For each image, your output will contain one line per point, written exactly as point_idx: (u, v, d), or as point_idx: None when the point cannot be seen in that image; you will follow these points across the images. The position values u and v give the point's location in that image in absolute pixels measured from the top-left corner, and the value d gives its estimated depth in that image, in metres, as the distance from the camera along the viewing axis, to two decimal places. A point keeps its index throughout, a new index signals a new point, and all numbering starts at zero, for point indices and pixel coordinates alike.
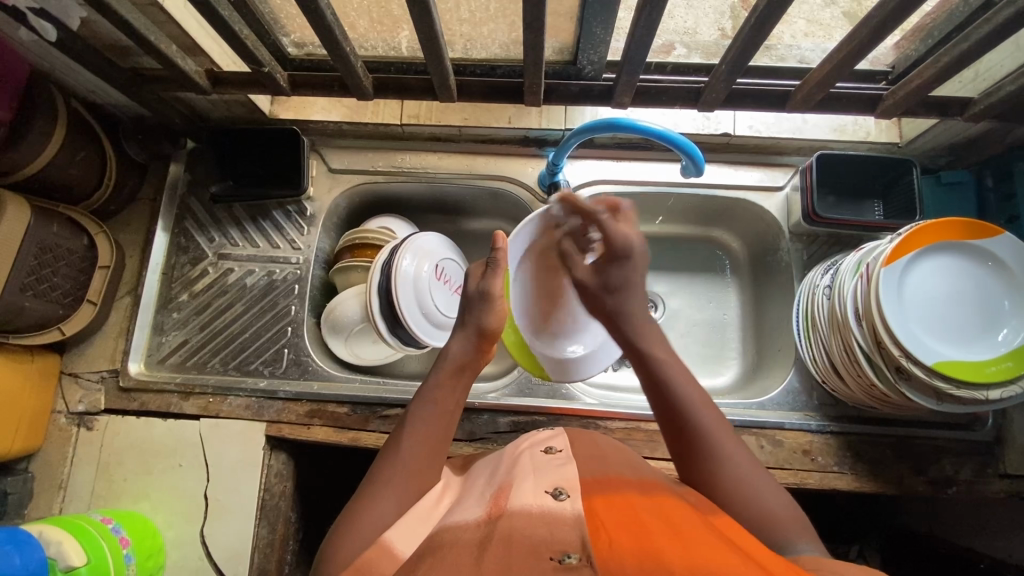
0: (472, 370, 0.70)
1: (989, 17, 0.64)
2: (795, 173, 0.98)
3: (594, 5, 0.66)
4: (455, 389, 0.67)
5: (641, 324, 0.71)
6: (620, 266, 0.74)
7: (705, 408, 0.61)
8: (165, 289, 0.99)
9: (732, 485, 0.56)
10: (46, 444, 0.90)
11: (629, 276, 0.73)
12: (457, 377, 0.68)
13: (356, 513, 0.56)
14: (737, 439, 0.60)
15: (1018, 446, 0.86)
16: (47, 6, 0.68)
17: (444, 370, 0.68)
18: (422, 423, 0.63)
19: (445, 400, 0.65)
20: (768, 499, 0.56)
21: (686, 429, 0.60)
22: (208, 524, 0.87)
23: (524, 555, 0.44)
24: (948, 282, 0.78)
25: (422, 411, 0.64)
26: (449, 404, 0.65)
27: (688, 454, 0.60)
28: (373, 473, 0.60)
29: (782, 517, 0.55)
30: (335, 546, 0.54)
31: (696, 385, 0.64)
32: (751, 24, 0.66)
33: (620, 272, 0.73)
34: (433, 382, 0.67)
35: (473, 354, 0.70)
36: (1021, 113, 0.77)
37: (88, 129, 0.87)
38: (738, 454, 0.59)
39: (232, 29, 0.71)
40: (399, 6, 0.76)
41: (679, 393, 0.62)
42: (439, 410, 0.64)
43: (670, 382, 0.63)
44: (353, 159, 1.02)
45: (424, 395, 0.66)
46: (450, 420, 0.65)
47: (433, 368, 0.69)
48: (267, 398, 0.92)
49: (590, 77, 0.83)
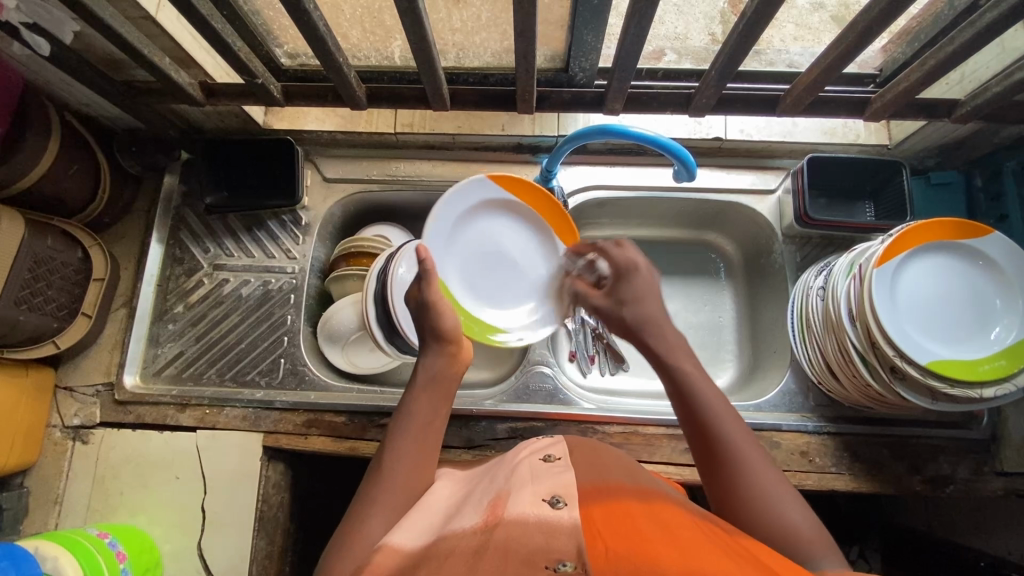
0: (448, 379, 0.69)
1: (974, 20, 0.65)
2: (786, 176, 0.99)
3: (584, 13, 0.66)
4: (433, 401, 0.67)
5: (669, 329, 0.67)
6: (630, 278, 0.70)
7: (729, 418, 0.60)
8: (160, 301, 0.99)
9: (755, 499, 0.56)
10: (41, 459, 0.90)
11: (643, 289, 0.69)
12: (432, 390, 0.67)
13: (348, 531, 0.56)
14: (762, 450, 0.59)
15: (1014, 443, 0.87)
16: (40, 21, 0.68)
17: (419, 386, 0.67)
18: (404, 444, 0.63)
19: (423, 413, 0.65)
20: (793, 514, 0.55)
21: (708, 437, 0.59)
22: (206, 537, 0.86)
23: (519, 565, 0.44)
24: (941, 282, 0.78)
25: (401, 428, 0.64)
26: (429, 416, 0.66)
27: (711, 464, 0.59)
28: (363, 491, 0.60)
29: (808, 534, 0.54)
30: (330, 561, 0.54)
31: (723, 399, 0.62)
32: (739, 31, 0.66)
33: (634, 282, 0.69)
34: (411, 395, 0.67)
35: (447, 364, 0.69)
36: (1007, 115, 0.78)
37: (82, 142, 0.87)
38: (762, 466, 0.57)
39: (227, 42, 0.71)
40: (391, 17, 0.77)
41: (705, 412, 0.60)
42: (420, 424, 0.65)
43: (693, 391, 0.62)
44: (347, 168, 1.02)
45: (402, 412, 0.66)
46: (433, 432, 0.65)
47: (407, 384, 0.68)
48: (264, 408, 0.91)
49: (582, 84, 0.84)
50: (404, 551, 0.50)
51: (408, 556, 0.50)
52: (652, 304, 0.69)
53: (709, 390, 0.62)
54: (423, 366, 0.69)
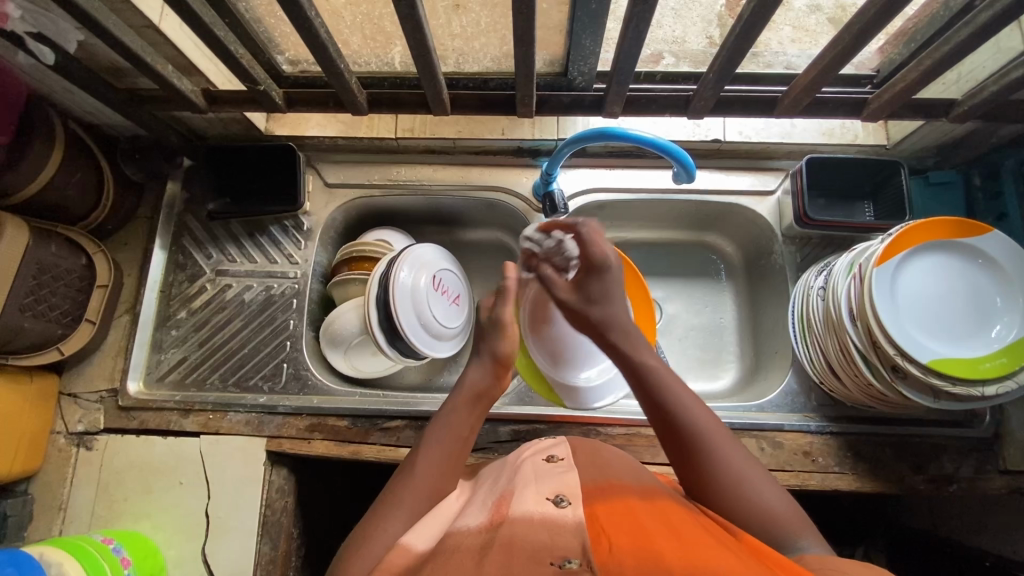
0: (488, 396, 0.69)
1: (970, 20, 0.66)
2: (785, 177, 0.99)
3: (582, 17, 0.67)
4: (470, 415, 0.67)
5: (630, 330, 0.67)
6: (603, 275, 0.67)
7: (697, 409, 0.61)
8: (163, 307, 0.99)
9: (731, 485, 0.57)
10: (45, 465, 0.90)
11: (607, 288, 0.67)
12: (474, 404, 0.68)
13: (366, 526, 0.57)
14: (731, 436, 0.61)
15: (1017, 441, 0.87)
16: (45, 30, 0.69)
17: (462, 397, 0.68)
18: (436, 450, 0.63)
19: (459, 427, 0.66)
20: (767, 496, 0.57)
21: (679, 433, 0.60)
22: (210, 542, 0.86)
23: (525, 562, 0.44)
24: (939, 280, 0.79)
25: (437, 438, 0.64)
26: (465, 431, 0.66)
27: (684, 462, 0.60)
28: (387, 491, 0.61)
29: (785, 514, 0.56)
30: (346, 557, 0.55)
31: (691, 394, 0.63)
32: (737, 33, 0.67)
33: (600, 282, 0.67)
34: (449, 409, 0.67)
35: (491, 380, 0.69)
36: (1004, 114, 0.78)
37: (86, 150, 0.88)
38: (732, 450, 0.59)
39: (229, 49, 0.72)
40: (391, 23, 0.77)
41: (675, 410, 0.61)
42: (456, 434, 0.65)
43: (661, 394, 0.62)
44: (348, 173, 1.03)
45: (439, 422, 0.66)
46: (465, 445, 0.66)
47: (450, 394, 0.69)
48: (268, 413, 0.91)
49: (581, 87, 0.84)
50: (414, 552, 0.51)
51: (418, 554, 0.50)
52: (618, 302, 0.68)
53: (680, 386, 0.62)
54: (466, 380, 0.69)
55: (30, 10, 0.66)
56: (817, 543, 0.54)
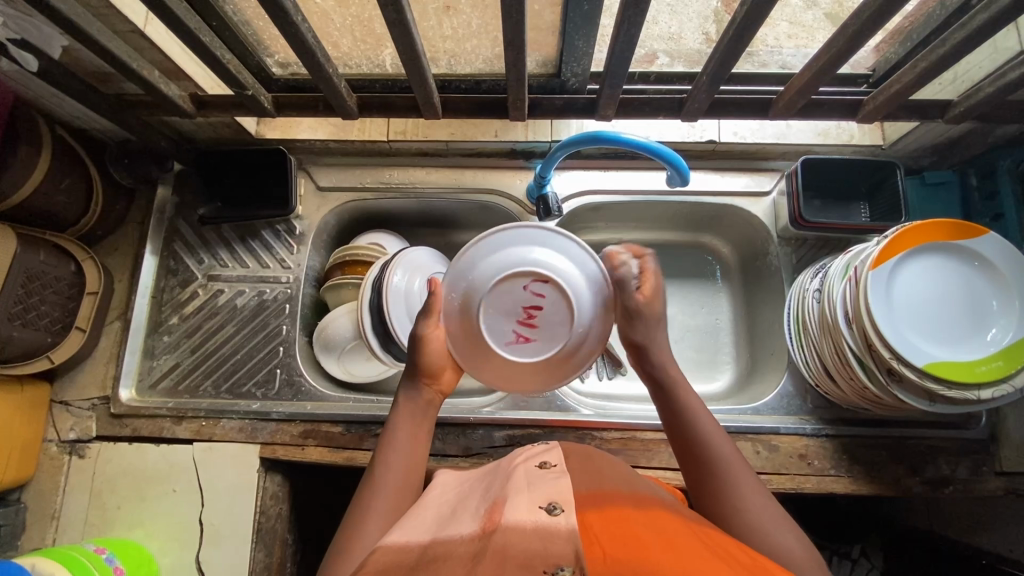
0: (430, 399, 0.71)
1: (965, 23, 0.65)
2: (780, 178, 0.98)
3: (575, 19, 0.66)
4: (415, 422, 0.68)
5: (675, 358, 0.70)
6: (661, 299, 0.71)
7: (723, 443, 0.63)
8: (155, 314, 0.98)
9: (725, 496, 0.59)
10: (38, 474, 0.89)
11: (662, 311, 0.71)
12: (415, 412, 0.69)
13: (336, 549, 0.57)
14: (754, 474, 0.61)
15: (1012, 442, 0.86)
16: (28, 37, 0.68)
17: (402, 407, 0.69)
18: (388, 464, 0.64)
19: (410, 431, 0.68)
20: (788, 541, 0.55)
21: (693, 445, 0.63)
22: (204, 549, 0.86)
23: (517, 570, 0.43)
24: (935, 284, 0.78)
25: (386, 451, 0.66)
26: (412, 436, 0.68)
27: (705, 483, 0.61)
28: (351, 508, 0.62)
29: (799, 556, 0.53)
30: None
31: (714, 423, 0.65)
32: (730, 35, 0.66)
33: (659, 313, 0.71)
34: (394, 420, 0.69)
35: (427, 387, 0.71)
36: (1000, 115, 0.78)
37: (74, 155, 0.87)
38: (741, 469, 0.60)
39: (215, 54, 0.71)
40: (381, 25, 0.76)
41: (698, 435, 0.63)
42: (405, 445, 0.66)
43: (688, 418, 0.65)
44: (341, 176, 1.02)
45: (388, 433, 0.68)
46: (419, 449, 0.67)
47: (392, 406, 0.70)
48: (261, 420, 0.91)
49: (574, 89, 0.84)
50: (404, 554, 0.50)
51: (410, 556, 0.49)
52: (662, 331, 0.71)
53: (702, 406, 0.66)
54: (407, 389, 0.71)
55: (13, 16, 0.65)
56: None
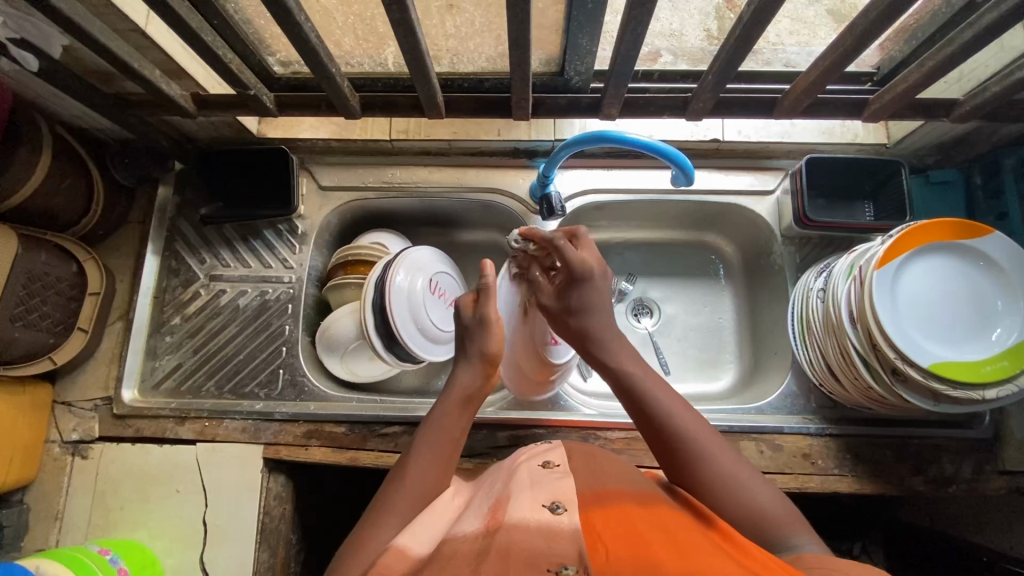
0: (477, 397, 0.71)
1: (973, 21, 0.65)
2: (784, 177, 0.98)
3: (579, 17, 0.66)
4: (461, 417, 0.69)
5: (621, 340, 0.70)
6: (589, 283, 0.72)
7: (683, 414, 0.63)
8: (157, 314, 0.98)
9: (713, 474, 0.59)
10: (41, 474, 0.89)
11: (598, 291, 0.72)
12: (464, 407, 0.69)
13: (364, 530, 0.57)
14: (719, 438, 0.63)
15: (1016, 441, 0.86)
16: (28, 36, 0.68)
17: (451, 400, 0.70)
18: (430, 452, 0.64)
19: (451, 427, 0.67)
20: (761, 497, 0.58)
21: (663, 438, 0.63)
22: (208, 550, 0.86)
23: (522, 566, 0.43)
24: (940, 283, 0.78)
25: (430, 439, 0.66)
26: (456, 431, 0.67)
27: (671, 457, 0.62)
28: (383, 494, 0.62)
29: (777, 513, 0.56)
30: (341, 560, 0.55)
31: (677, 397, 0.66)
32: (736, 34, 0.66)
33: (585, 288, 0.72)
34: (441, 410, 0.69)
35: (480, 381, 0.72)
36: (1006, 114, 0.77)
37: (75, 155, 0.87)
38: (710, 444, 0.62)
39: (217, 53, 0.70)
40: (384, 24, 0.76)
41: (661, 413, 0.63)
42: (448, 437, 0.67)
43: (648, 397, 0.65)
44: (343, 175, 1.01)
45: (432, 423, 0.68)
46: (455, 443, 0.67)
47: (439, 397, 0.71)
48: (264, 420, 0.91)
49: (578, 88, 0.83)
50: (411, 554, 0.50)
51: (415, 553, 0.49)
52: (603, 312, 0.72)
53: (664, 394, 0.65)
54: (456, 384, 0.71)
55: (12, 15, 0.64)
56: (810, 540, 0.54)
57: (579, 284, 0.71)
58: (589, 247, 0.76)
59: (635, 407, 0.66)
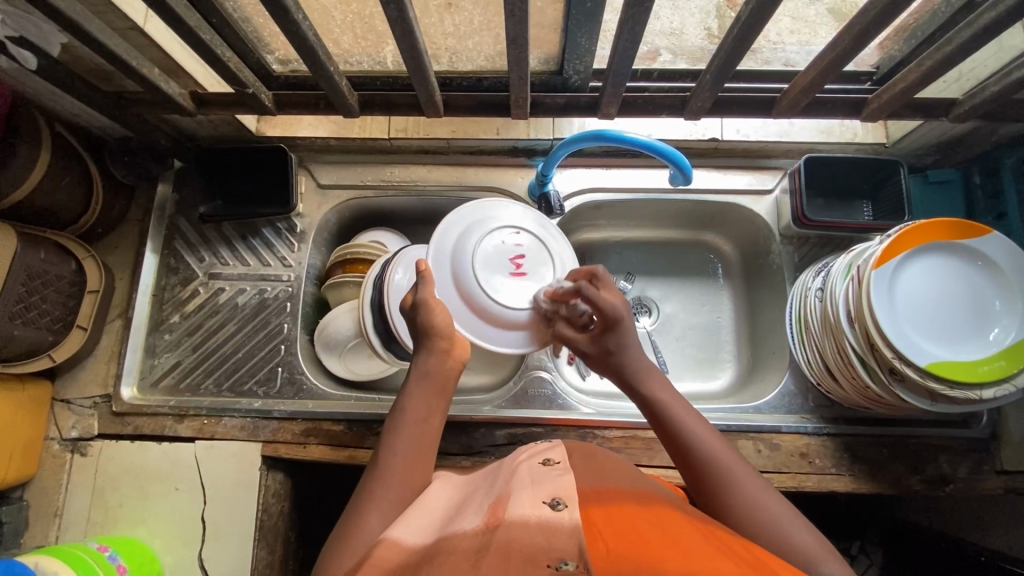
0: (444, 375, 0.69)
1: (972, 21, 0.65)
2: (783, 176, 0.98)
3: (577, 16, 0.66)
4: (427, 397, 0.67)
5: (651, 373, 0.69)
6: (621, 326, 0.70)
7: (711, 440, 0.62)
8: (156, 311, 0.98)
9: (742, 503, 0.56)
10: (40, 471, 0.89)
11: (628, 330, 0.70)
12: (428, 387, 0.68)
13: (347, 525, 0.57)
14: (748, 466, 0.60)
15: (1013, 441, 0.87)
16: (27, 34, 0.68)
17: (414, 381, 0.68)
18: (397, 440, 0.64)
19: (417, 410, 0.66)
20: (797, 531, 0.54)
21: (690, 462, 0.61)
22: (207, 547, 0.86)
23: (521, 564, 0.43)
24: (938, 283, 0.78)
25: (397, 425, 0.65)
26: (422, 413, 0.66)
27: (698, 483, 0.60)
28: (362, 487, 0.61)
29: (808, 546, 0.53)
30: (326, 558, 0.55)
31: (702, 421, 0.64)
32: (735, 33, 0.65)
33: (619, 333, 0.70)
34: (406, 394, 0.68)
35: (441, 361, 0.69)
36: (1005, 114, 0.77)
37: (74, 153, 0.87)
38: (741, 472, 0.59)
39: (215, 52, 0.70)
40: (382, 22, 0.76)
41: (687, 439, 0.62)
42: (414, 420, 0.65)
43: (675, 421, 0.64)
44: (342, 174, 1.02)
45: (398, 409, 0.67)
46: (425, 425, 0.66)
47: (404, 380, 0.69)
48: (263, 418, 0.91)
49: (576, 87, 0.83)
50: (409, 547, 0.50)
51: (413, 549, 0.49)
52: (638, 351, 0.70)
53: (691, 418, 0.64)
54: (417, 366, 0.69)
55: (11, 13, 0.65)
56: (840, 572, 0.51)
57: (616, 332, 0.69)
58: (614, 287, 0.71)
59: (662, 432, 0.65)
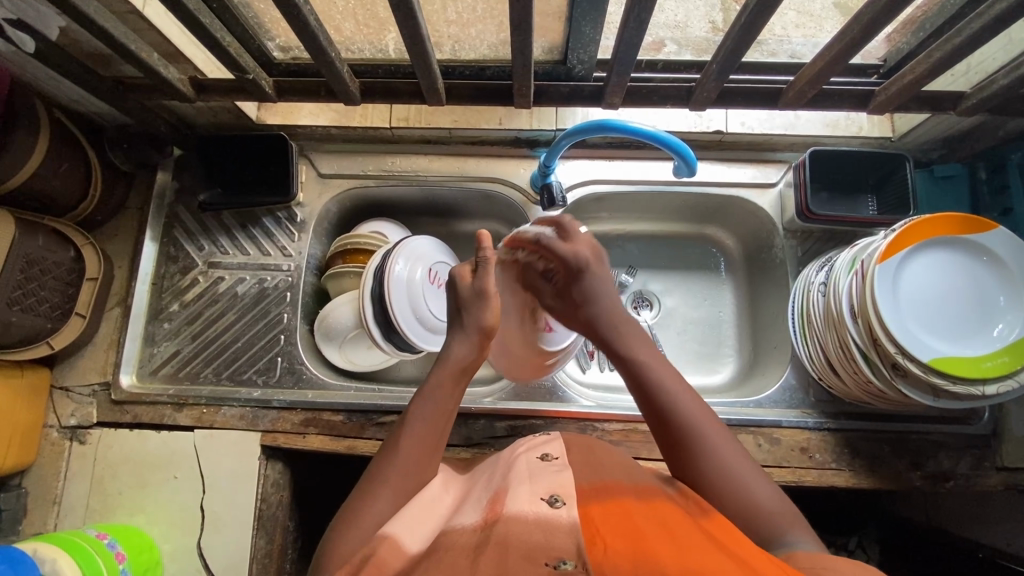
0: (470, 369, 0.70)
1: (982, 12, 0.64)
2: (787, 169, 0.97)
3: (581, 4, 0.65)
4: (454, 390, 0.67)
5: (629, 326, 0.69)
6: (585, 275, 0.71)
7: (687, 400, 0.63)
8: (155, 300, 0.98)
9: (721, 474, 0.58)
10: (39, 459, 0.89)
11: (597, 281, 0.72)
12: (457, 378, 0.68)
13: (354, 509, 0.57)
14: (722, 427, 0.62)
15: (1014, 438, 0.86)
16: (25, 17, 0.67)
17: (445, 371, 0.68)
18: (421, 427, 0.63)
19: (444, 401, 0.66)
20: (760, 494, 0.57)
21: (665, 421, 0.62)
22: (206, 536, 0.86)
23: (520, 561, 0.43)
24: (942, 278, 0.77)
25: (422, 412, 0.64)
26: (449, 404, 0.66)
27: (669, 440, 0.61)
28: (373, 471, 0.61)
29: (774, 510, 0.55)
30: (333, 542, 0.54)
31: (678, 378, 0.65)
32: (741, 22, 0.64)
33: (584, 281, 0.72)
34: (433, 382, 0.67)
35: (474, 354, 0.70)
36: (1013, 108, 0.76)
37: (72, 139, 0.86)
38: (720, 441, 0.60)
39: (215, 37, 0.69)
40: (385, 9, 0.75)
41: (664, 395, 0.63)
42: (440, 410, 0.65)
43: (651, 380, 0.64)
44: (342, 163, 1.01)
45: (423, 397, 0.66)
46: (448, 422, 0.65)
47: (432, 369, 0.68)
48: (263, 407, 0.91)
49: (580, 77, 0.82)
50: (408, 547, 0.49)
51: (413, 548, 0.49)
52: (606, 300, 0.71)
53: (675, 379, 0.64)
54: (450, 356, 0.69)
55: None
56: (807, 538, 0.53)
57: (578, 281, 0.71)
58: (579, 238, 0.74)
59: (637, 387, 0.65)
